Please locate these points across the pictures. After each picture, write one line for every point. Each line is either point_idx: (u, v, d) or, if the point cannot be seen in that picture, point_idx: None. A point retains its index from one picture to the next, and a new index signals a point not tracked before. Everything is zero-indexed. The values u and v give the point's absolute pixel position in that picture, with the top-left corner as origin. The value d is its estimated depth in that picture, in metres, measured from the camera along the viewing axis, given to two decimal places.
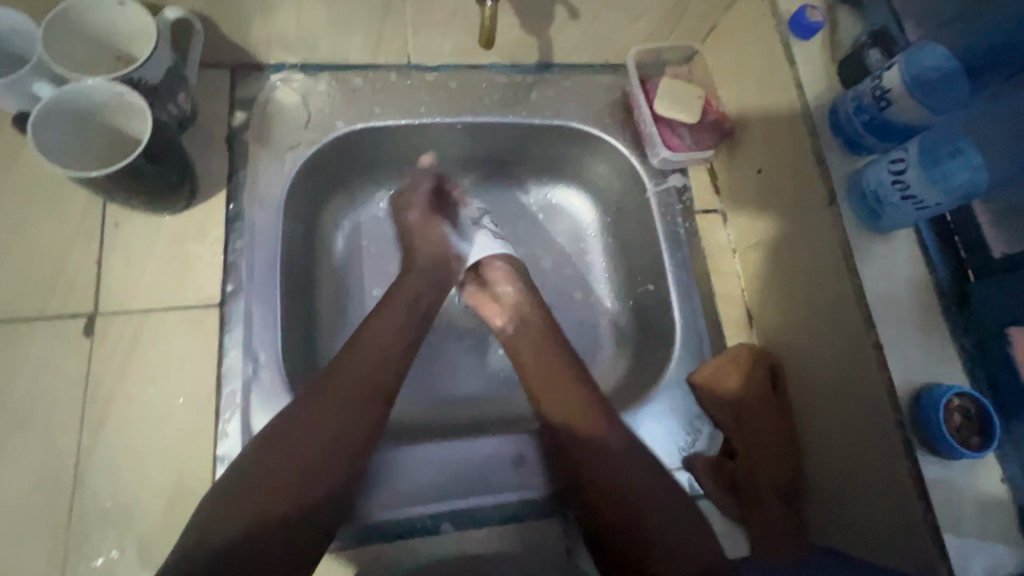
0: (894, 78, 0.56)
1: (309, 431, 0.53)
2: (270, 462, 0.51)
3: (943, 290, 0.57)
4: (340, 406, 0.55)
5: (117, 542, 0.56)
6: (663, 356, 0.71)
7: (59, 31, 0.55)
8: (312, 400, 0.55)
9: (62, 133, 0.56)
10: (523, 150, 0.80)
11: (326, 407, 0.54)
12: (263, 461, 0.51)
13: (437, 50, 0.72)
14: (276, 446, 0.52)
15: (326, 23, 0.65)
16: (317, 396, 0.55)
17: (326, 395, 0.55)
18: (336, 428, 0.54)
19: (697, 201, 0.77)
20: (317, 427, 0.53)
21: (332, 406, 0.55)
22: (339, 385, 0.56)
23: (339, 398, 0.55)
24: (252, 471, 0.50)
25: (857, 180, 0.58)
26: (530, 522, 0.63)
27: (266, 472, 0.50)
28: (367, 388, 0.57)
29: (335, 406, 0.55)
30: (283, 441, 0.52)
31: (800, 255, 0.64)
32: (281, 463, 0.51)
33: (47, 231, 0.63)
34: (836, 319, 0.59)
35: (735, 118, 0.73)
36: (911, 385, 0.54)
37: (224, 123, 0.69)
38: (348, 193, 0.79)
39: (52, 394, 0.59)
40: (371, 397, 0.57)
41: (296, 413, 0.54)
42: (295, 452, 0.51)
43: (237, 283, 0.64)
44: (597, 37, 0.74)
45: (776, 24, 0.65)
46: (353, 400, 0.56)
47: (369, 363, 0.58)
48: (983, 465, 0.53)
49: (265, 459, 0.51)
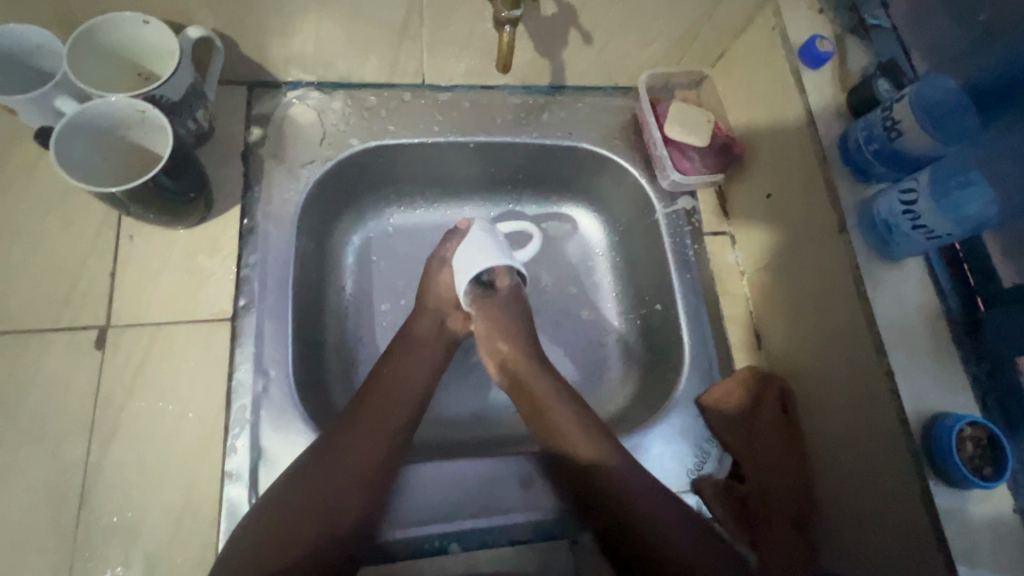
0: (904, 109, 0.57)
1: (331, 468, 0.55)
2: (294, 496, 0.53)
3: (955, 318, 0.58)
4: (360, 441, 0.57)
5: (122, 559, 0.55)
6: (672, 378, 0.71)
7: (86, 48, 0.56)
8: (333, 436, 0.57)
9: (83, 149, 0.57)
10: (533, 170, 0.81)
11: (348, 444, 0.57)
12: (285, 495, 0.53)
13: (451, 72, 0.74)
14: (301, 479, 0.54)
15: (344, 43, 0.66)
16: (342, 430, 0.57)
17: (347, 430, 0.57)
18: (355, 463, 0.56)
19: (706, 223, 0.77)
20: (339, 464, 0.55)
21: (355, 439, 0.57)
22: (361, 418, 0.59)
23: (356, 441, 0.57)
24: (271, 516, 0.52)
25: (866, 209, 0.59)
26: (536, 545, 0.63)
27: (285, 507, 0.52)
28: (382, 431, 0.59)
29: (359, 440, 0.57)
30: (300, 488, 0.54)
31: (809, 279, 0.64)
32: (301, 499, 0.53)
33: (63, 243, 0.63)
34: (845, 345, 0.59)
35: (745, 143, 0.74)
36: (923, 414, 0.54)
37: (240, 139, 0.70)
38: (359, 209, 0.79)
39: (62, 406, 0.58)
40: (385, 436, 0.59)
41: (322, 445, 0.56)
42: (317, 485, 0.54)
43: (249, 297, 0.65)
44: (609, 61, 0.75)
45: (786, 53, 0.66)
46: (369, 441, 0.57)
47: (390, 397, 0.61)
48: (996, 496, 0.53)
49: (289, 493, 0.53)
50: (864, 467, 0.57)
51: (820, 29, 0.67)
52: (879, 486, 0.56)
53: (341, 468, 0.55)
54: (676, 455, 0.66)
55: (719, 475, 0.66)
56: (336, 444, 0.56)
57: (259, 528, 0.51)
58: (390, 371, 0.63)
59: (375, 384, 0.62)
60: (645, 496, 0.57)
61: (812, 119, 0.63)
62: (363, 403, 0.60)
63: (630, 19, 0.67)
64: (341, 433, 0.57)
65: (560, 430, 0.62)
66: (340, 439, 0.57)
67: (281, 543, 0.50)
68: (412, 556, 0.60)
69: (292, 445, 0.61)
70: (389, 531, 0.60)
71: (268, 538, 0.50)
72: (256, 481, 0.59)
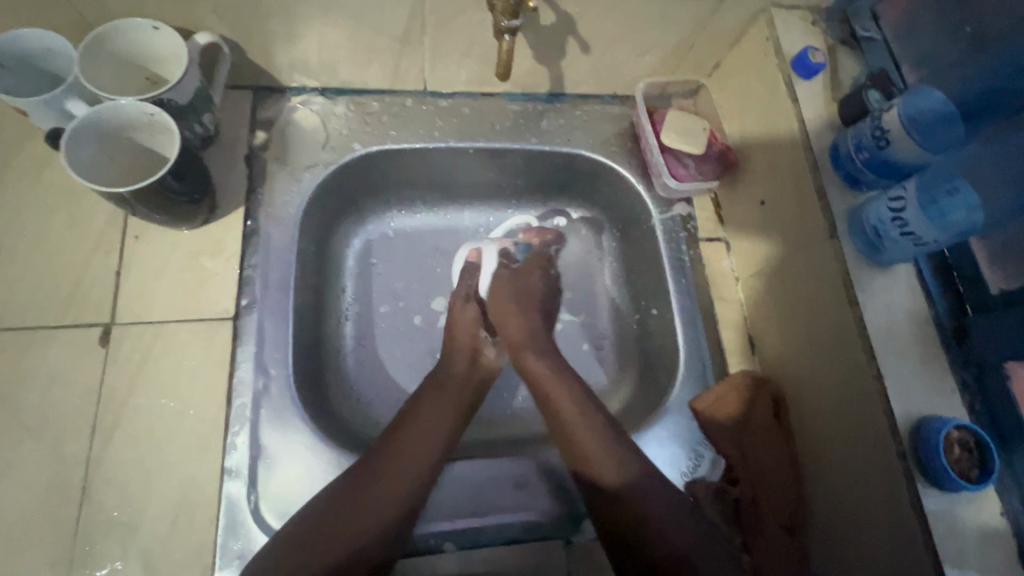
0: (893, 119, 0.58)
1: (376, 483, 0.56)
2: (323, 529, 0.53)
3: (944, 324, 0.59)
4: (405, 458, 0.58)
5: (122, 554, 0.56)
6: (666, 381, 0.72)
7: (95, 53, 0.57)
8: (382, 453, 0.58)
9: (92, 150, 0.59)
10: (532, 176, 0.82)
11: (393, 460, 0.58)
12: (328, 509, 0.54)
13: (452, 79, 0.75)
14: (344, 497, 0.55)
15: (347, 50, 0.68)
16: (388, 448, 0.59)
17: (395, 447, 0.59)
18: (399, 480, 0.57)
19: (701, 229, 0.79)
20: (362, 507, 0.55)
21: (401, 457, 0.58)
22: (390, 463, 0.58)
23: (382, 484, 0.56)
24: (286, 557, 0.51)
25: (855, 215, 0.61)
26: (530, 545, 0.63)
27: (306, 546, 0.51)
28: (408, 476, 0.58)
29: (404, 457, 0.58)
30: (321, 531, 0.53)
31: (800, 284, 0.66)
32: (344, 514, 0.54)
33: (69, 242, 0.65)
34: (835, 350, 0.60)
35: (740, 151, 0.76)
36: (911, 417, 0.55)
37: (245, 142, 0.72)
38: (360, 212, 0.81)
39: (65, 402, 0.59)
40: (411, 479, 0.58)
41: (345, 487, 0.56)
42: (361, 499, 0.55)
43: (251, 297, 0.66)
44: (607, 70, 0.76)
45: (779, 63, 0.68)
46: (395, 487, 0.57)
47: (433, 415, 0.62)
48: (984, 499, 0.54)
49: (333, 507, 0.54)
50: (853, 469, 0.58)
51: (812, 41, 0.68)
52: (868, 488, 0.56)
53: (388, 484, 0.57)
54: (669, 457, 0.67)
55: (713, 478, 0.67)
56: (361, 488, 0.56)
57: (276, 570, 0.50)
58: (422, 411, 0.63)
59: (419, 405, 0.63)
60: (658, 499, 0.57)
61: (804, 128, 0.65)
62: (391, 445, 0.59)
63: (628, 29, 0.69)
64: (389, 451, 0.59)
65: (579, 438, 0.61)
66: (387, 456, 0.58)
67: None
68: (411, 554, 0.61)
69: (291, 443, 0.62)
70: None
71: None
72: (255, 478, 0.60)
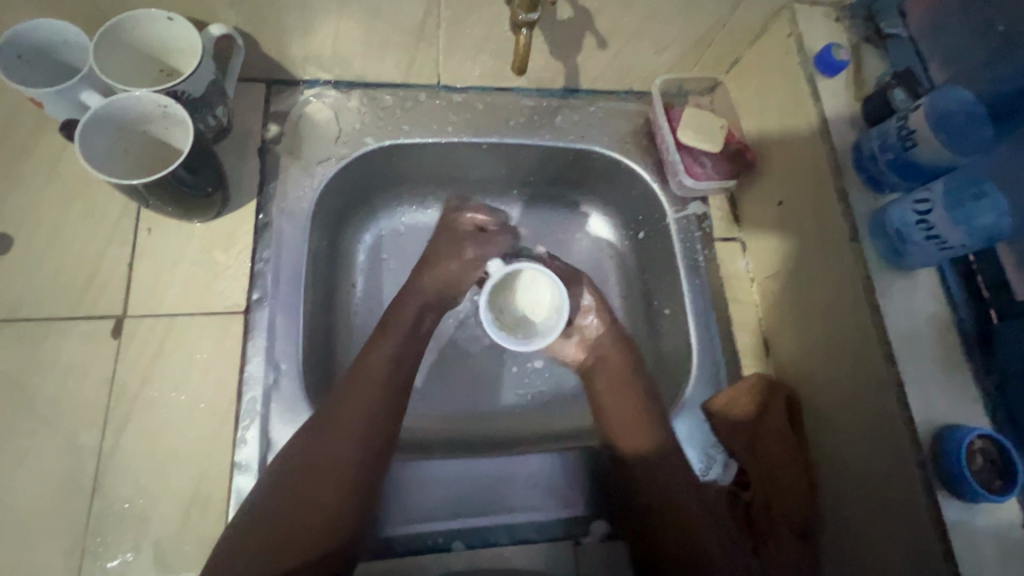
0: (920, 119, 0.57)
1: (310, 468, 0.55)
2: (297, 478, 0.55)
3: (968, 332, 0.58)
4: (338, 436, 0.57)
5: (133, 546, 0.56)
6: (679, 383, 0.71)
7: (111, 44, 0.57)
8: (311, 436, 0.57)
9: (106, 142, 0.58)
10: (544, 172, 0.81)
11: (327, 441, 0.57)
12: (271, 498, 0.54)
13: (467, 73, 0.74)
14: (292, 472, 0.55)
15: (361, 44, 0.67)
16: (328, 419, 0.58)
17: (333, 416, 0.58)
18: (344, 448, 0.57)
19: (716, 229, 0.77)
20: (321, 452, 0.56)
21: (336, 435, 0.57)
22: (347, 406, 0.59)
23: (339, 428, 0.57)
24: (270, 506, 0.53)
25: (878, 217, 0.59)
26: (540, 544, 0.63)
27: (282, 496, 0.54)
28: (370, 418, 0.59)
29: (345, 424, 0.58)
30: (292, 482, 0.54)
31: (821, 288, 0.64)
32: (292, 501, 0.54)
33: (83, 234, 0.65)
34: (855, 355, 0.59)
35: (757, 150, 0.74)
36: (933, 426, 0.54)
37: (258, 135, 0.71)
38: (371, 208, 0.80)
39: (77, 394, 0.60)
40: (373, 420, 0.59)
41: (307, 437, 0.57)
42: (297, 484, 0.54)
43: (262, 291, 0.66)
44: (623, 66, 0.75)
45: (801, 61, 0.66)
46: (357, 428, 0.58)
47: (364, 390, 0.60)
48: (1005, 510, 0.52)
49: (276, 496, 0.54)
50: (869, 475, 0.57)
51: (836, 38, 0.67)
52: (884, 496, 0.56)
53: (322, 467, 0.56)
54: None
55: (724, 481, 0.67)
56: (321, 436, 0.57)
57: (254, 520, 0.52)
58: (373, 357, 0.63)
59: (349, 380, 0.61)
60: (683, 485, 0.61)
61: (826, 126, 0.63)
62: (342, 390, 0.60)
63: (646, 24, 0.68)
64: (319, 430, 0.57)
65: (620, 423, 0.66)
66: (326, 425, 0.57)
67: (279, 531, 0.52)
68: (424, 551, 0.61)
69: None
70: (392, 528, 0.61)
71: (267, 529, 0.52)
72: (264, 472, 0.60)
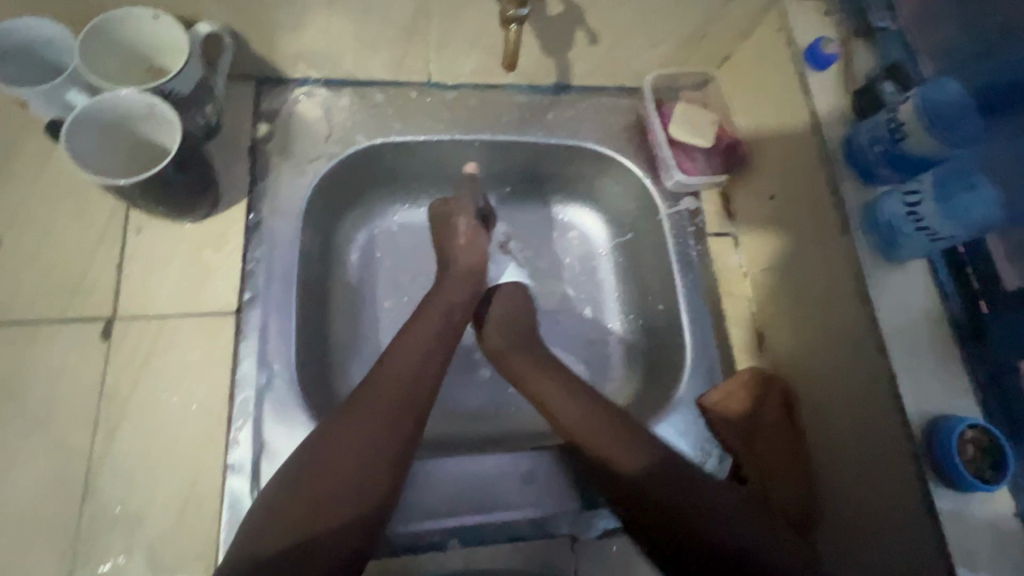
0: (910, 111, 0.57)
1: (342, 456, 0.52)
2: (314, 467, 0.51)
3: (959, 322, 0.58)
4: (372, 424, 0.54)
5: (126, 548, 0.56)
6: (674, 377, 0.72)
7: (97, 43, 0.56)
8: (340, 423, 0.54)
9: (93, 141, 0.58)
10: (537, 169, 0.81)
11: (356, 426, 0.54)
12: (300, 481, 0.51)
13: (458, 70, 0.74)
14: (313, 461, 0.52)
15: (351, 41, 0.67)
16: (355, 406, 0.55)
17: (358, 404, 0.55)
18: (367, 438, 0.53)
19: (710, 224, 0.77)
20: (342, 439, 0.53)
21: (365, 419, 0.54)
22: (373, 393, 0.56)
23: (364, 416, 0.54)
24: (284, 496, 0.50)
25: (870, 210, 0.59)
26: (536, 540, 0.63)
27: (301, 485, 0.50)
28: (396, 406, 0.56)
29: (370, 412, 0.55)
30: (308, 473, 0.51)
31: (813, 281, 0.64)
32: (325, 492, 0.50)
33: (72, 235, 0.64)
34: (848, 349, 0.59)
35: (750, 144, 0.74)
36: (925, 417, 0.54)
37: (248, 134, 0.71)
38: (363, 206, 0.80)
39: (67, 396, 0.59)
40: (401, 412, 0.56)
41: (331, 425, 0.54)
42: (328, 472, 0.51)
43: (254, 291, 0.65)
44: (615, 61, 0.75)
45: (791, 55, 0.66)
46: (383, 416, 0.55)
47: (395, 378, 0.57)
48: (996, 499, 0.53)
49: (295, 485, 0.51)
50: (862, 468, 0.58)
51: (825, 32, 0.67)
52: (879, 491, 0.56)
53: (352, 454, 0.52)
54: (676, 455, 0.66)
55: (721, 475, 0.67)
56: (344, 423, 0.54)
57: (271, 507, 0.50)
58: (404, 345, 0.61)
59: (378, 370, 0.59)
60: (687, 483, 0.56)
61: (817, 120, 0.64)
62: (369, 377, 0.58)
63: (636, 20, 0.68)
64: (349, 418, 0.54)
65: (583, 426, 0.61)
66: (352, 412, 0.55)
67: (287, 521, 0.48)
68: (419, 550, 0.61)
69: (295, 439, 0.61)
70: (389, 527, 0.60)
71: (276, 516, 0.49)
72: (258, 473, 0.59)
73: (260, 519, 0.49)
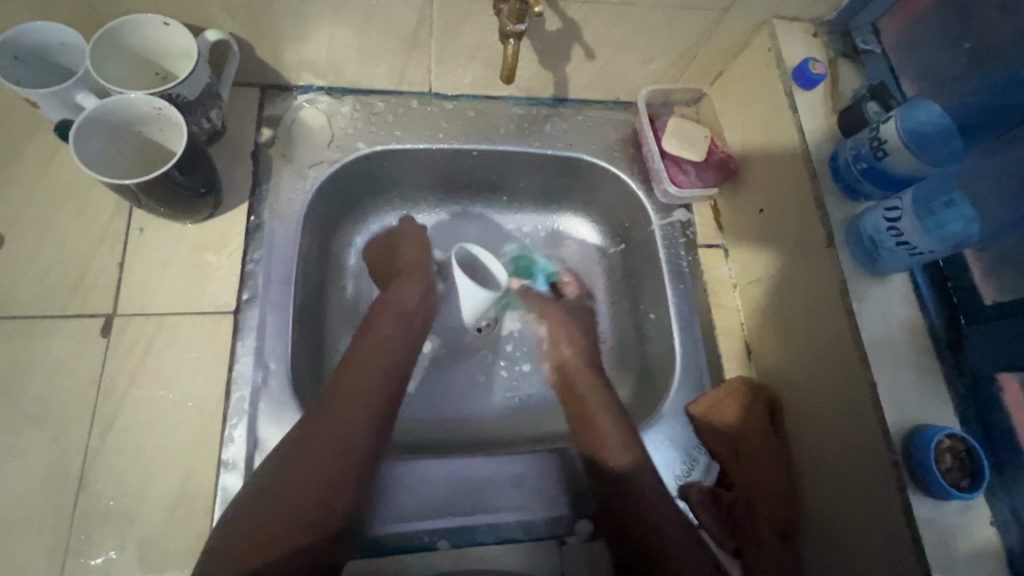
0: (890, 130, 0.59)
1: (318, 455, 0.54)
2: (284, 479, 0.53)
3: (938, 334, 0.60)
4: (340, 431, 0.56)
5: (117, 543, 0.56)
6: (663, 385, 0.73)
7: (107, 48, 0.58)
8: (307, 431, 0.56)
9: (100, 142, 0.59)
10: (533, 179, 0.83)
11: (324, 435, 0.55)
12: (264, 493, 0.52)
13: (458, 82, 0.76)
14: (282, 472, 0.53)
15: (354, 51, 0.69)
16: (322, 416, 0.57)
17: (324, 414, 0.57)
18: (338, 446, 0.55)
19: (700, 236, 0.79)
20: (311, 450, 0.54)
21: (333, 430, 0.56)
22: (339, 403, 0.58)
23: (332, 426, 0.56)
24: (253, 509, 0.51)
25: (854, 226, 0.61)
26: (524, 543, 0.64)
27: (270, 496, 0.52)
28: (362, 414, 0.58)
29: (337, 422, 0.56)
30: (275, 484, 0.52)
31: (800, 293, 0.66)
32: (296, 502, 0.52)
33: (75, 233, 0.65)
34: (832, 360, 0.61)
35: (740, 159, 0.77)
36: (903, 426, 0.55)
37: (251, 138, 0.73)
38: (362, 211, 0.81)
39: (64, 391, 0.60)
40: (365, 421, 0.58)
41: (300, 435, 0.56)
42: (306, 472, 0.53)
43: (253, 292, 0.66)
44: (610, 76, 0.77)
45: (780, 75, 0.69)
46: (350, 426, 0.57)
47: (357, 391, 0.59)
48: (974, 508, 0.54)
49: (265, 496, 0.52)
50: (844, 477, 0.59)
51: (813, 54, 0.69)
52: (861, 501, 0.57)
53: (320, 463, 0.54)
54: (664, 461, 0.68)
55: (707, 482, 0.68)
56: (311, 433, 0.56)
57: (241, 519, 0.51)
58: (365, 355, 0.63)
59: (337, 384, 0.60)
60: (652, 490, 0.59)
61: (803, 137, 0.66)
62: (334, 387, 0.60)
63: (631, 38, 0.70)
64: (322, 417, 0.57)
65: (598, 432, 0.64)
66: (317, 423, 0.56)
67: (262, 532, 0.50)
68: (409, 550, 0.62)
69: None
70: (380, 526, 0.61)
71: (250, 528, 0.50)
72: (252, 471, 0.60)
73: (231, 533, 0.49)
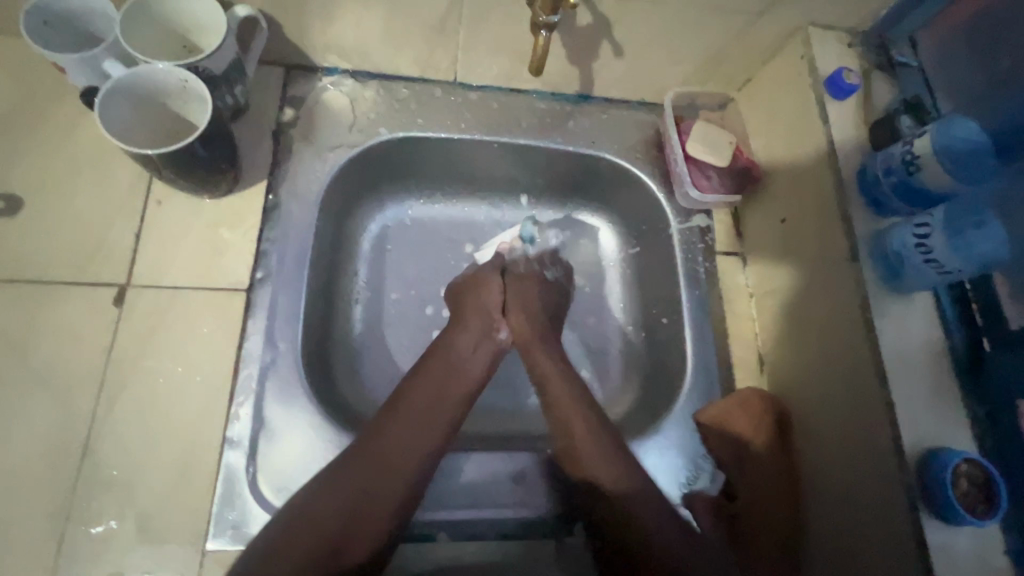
0: (925, 144, 0.58)
1: (375, 479, 0.55)
2: (319, 506, 0.53)
3: (961, 356, 0.58)
4: (384, 464, 0.56)
5: (118, 513, 0.56)
6: (672, 391, 0.72)
7: (136, 16, 0.58)
8: (351, 460, 0.56)
9: (124, 111, 0.59)
10: (553, 176, 0.82)
11: (369, 465, 0.55)
12: (301, 517, 0.52)
13: (483, 72, 0.75)
14: (321, 499, 0.53)
15: (382, 35, 0.68)
16: (369, 445, 0.57)
17: (371, 444, 0.57)
18: (381, 474, 0.55)
19: (718, 243, 0.78)
20: (353, 479, 0.54)
21: (379, 460, 0.56)
22: (389, 435, 0.57)
23: (377, 458, 0.56)
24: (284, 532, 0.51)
25: (880, 240, 0.60)
26: (522, 540, 0.63)
27: (308, 519, 0.52)
28: (409, 448, 0.57)
29: (384, 452, 0.56)
30: (312, 508, 0.53)
31: (819, 306, 0.65)
32: (330, 527, 0.52)
33: (92, 201, 0.65)
34: (848, 375, 0.60)
35: (765, 168, 0.75)
36: (919, 448, 0.54)
37: (274, 117, 0.72)
38: (379, 196, 0.81)
39: (73, 358, 0.60)
40: (413, 455, 0.57)
41: (343, 465, 0.56)
42: (349, 500, 0.54)
43: (266, 270, 0.66)
44: (638, 75, 0.76)
45: (812, 83, 0.67)
46: (394, 460, 0.56)
47: (406, 423, 0.58)
48: (987, 535, 0.53)
49: (301, 515, 0.52)
50: (853, 494, 0.58)
51: (847, 63, 0.68)
52: (869, 520, 0.56)
53: (360, 492, 0.54)
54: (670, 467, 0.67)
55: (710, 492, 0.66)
56: (354, 463, 0.55)
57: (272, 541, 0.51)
58: (420, 387, 0.62)
59: (388, 414, 0.59)
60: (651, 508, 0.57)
61: (833, 149, 0.64)
62: (384, 418, 0.59)
63: (661, 37, 0.69)
64: (383, 437, 0.57)
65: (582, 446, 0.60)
66: (364, 454, 0.56)
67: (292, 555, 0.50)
68: (411, 540, 0.61)
69: (293, 418, 0.62)
70: None
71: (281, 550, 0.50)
72: (255, 450, 0.60)
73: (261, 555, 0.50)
